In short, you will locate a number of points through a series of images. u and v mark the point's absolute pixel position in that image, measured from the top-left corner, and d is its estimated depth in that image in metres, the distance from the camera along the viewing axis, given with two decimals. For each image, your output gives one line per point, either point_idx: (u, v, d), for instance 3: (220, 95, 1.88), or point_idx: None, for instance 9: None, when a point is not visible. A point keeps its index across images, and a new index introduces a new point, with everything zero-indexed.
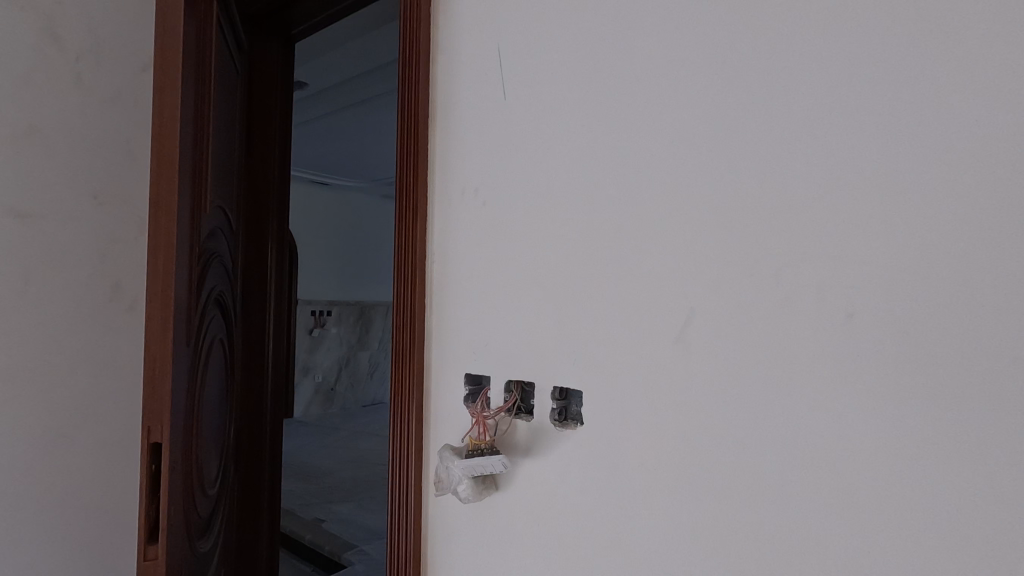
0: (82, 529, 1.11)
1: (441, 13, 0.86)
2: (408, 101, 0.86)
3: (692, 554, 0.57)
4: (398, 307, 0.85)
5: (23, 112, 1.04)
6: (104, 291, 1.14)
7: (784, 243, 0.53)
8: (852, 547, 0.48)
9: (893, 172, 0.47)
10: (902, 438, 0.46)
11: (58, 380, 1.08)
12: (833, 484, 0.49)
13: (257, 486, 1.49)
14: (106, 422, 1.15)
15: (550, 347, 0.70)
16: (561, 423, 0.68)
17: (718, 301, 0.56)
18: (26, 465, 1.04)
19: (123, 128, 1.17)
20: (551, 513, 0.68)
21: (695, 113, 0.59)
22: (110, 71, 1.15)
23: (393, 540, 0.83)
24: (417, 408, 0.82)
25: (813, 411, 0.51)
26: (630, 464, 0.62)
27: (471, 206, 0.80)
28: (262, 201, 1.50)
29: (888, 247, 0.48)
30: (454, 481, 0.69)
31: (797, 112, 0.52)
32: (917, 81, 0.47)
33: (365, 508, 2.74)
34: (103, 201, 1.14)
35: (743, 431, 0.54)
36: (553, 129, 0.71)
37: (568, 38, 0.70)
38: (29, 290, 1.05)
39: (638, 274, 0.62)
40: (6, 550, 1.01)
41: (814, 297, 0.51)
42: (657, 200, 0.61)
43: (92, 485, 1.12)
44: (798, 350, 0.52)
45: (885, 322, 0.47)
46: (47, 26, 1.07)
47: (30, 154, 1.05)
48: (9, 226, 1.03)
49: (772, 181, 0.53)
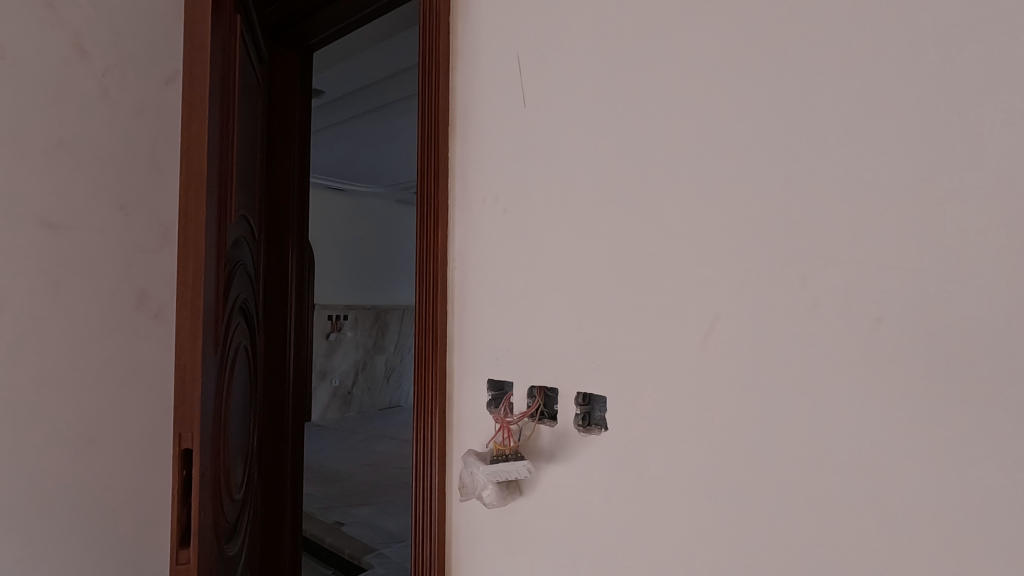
0: (113, 534, 1.13)
1: (460, 22, 0.87)
2: (428, 109, 0.87)
3: (720, 560, 0.57)
4: (421, 312, 0.86)
5: (52, 127, 1.07)
6: (131, 299, 1.17)
7: (812, 248, 0.52)
8: (881, 552, 0.48)
9: (920, 177, 0.47)
10: (934, 443, 0.46)
11: (89, 388, 1.11)
12: (864, 491, 0.49)
13: (281, 490, 1.51)
14: (134, 428, 1.17)
15: (571, 352, 0.70)
16: (585, 428, 0.68)
17: (744, 305, 0.56)
18: (58, 469, 1.07)
19: (148, 140, 1.19)
20: (575, 518, 0.68)
21: (720, 117, 0.59)
22: (135, 84, 1.18)
23: (419, 544, 0.83)
24: (440, 413, 0.82)
25: (842, 416, 0.50)
26: (655, 470, 0.62)
27: (492, 214, 0.80)
28: (284, 209, 1.52)
29: (916, 250, 0.47)
30: (479, 487, 0.70)
31: (822, 115, 0.52)
32: (943, 85, 0.46)
33: (385, 510, 2.76)
34: (130, 211, 1.17)
35: (770, 435, 0.54)
36: (573, 136, 0.71)
37: (586, 44, 0.71)
38: (60, 300, 1.07)
39: (662, 280, 0.62)
40: (40, 551, 1.04)
41: (841, 301, 0.51)
42: (678, 205, 0.61)
43: (122, 489, 1.15)
44: (827, 356, 0.51)
45: (912, 328, 0.47)
46: (76, 42, 1.10)
47: (61, 167, 1.08)
48: (41, 238, 1.05)
49: (796, 184, 0.53)
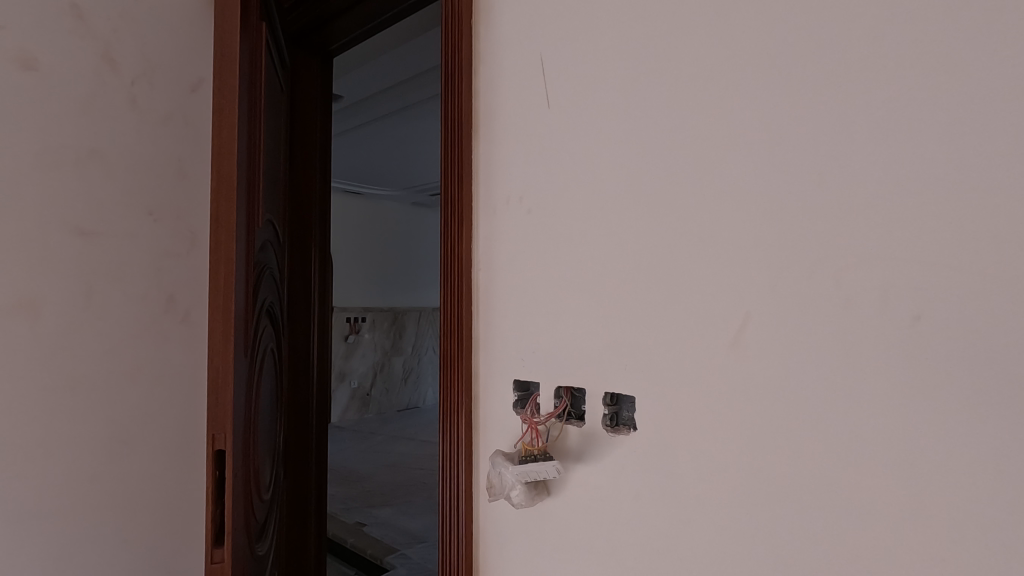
0: (144, 534, 1.16)
1: (482, 24, 0.87)
2: (452, 112, 0.88)
3: (754, 560, 0.56)
4: (446, 314, 0.87)
5: (83, 136, 1.09)
6: (160, 304, 1.19)
7: (847, 245, 0.52)
8: (924, 553, 0.47)
9: (961, 172, 0.46)
10: (977, 443, 0.45)
11: (121, 390, 1.13)
12: (902, 490, 0.48)
13: (305, 490, 1.53)
14: (163, 429, 1.19)
15: (599, 353, 0.70)
16: (613, 428, 0.68)
17: (776, 302, 0.56)
18: (93, 470, 1.09)
19: (175, 147, 1.22)
20: (605, 518, 0.68)
21: (749, 114, 0.58)
22: (162, 93, 1.20)
23: (446, 543, 0.84)
24: (467, 414, 0.83)
25: (880, 412, 0.49)
26: (685, 470, 0.61)
27: (516, 215, 0.80)
28: (307, 214, 1.54)
29: (956, 246, 0.46)
30: (507, 487, 0.70)
31: (855, 112, 0.51)
32: (984, 78, 0.45)
33: (406, 511, 2.78)
34: (158, 217, 1.19)
35: (804, 435, 0.53)
36: (598, 136, 0.71)
37: (611, 43, 0.71)
38: (93, 305, 1.10)
39: (693, 279, 0.62)
40: (75, 548, 1.06)
41: (877, 298, 0.50)
42: (707, 202, 0.61)
43: (152, 491, 1.17)
44: (864, 354, 0.50)
45: (953, 326, 0.46)
46: (106, 53, 1.13)
47: (92, 175, 1.10)
48: (73, 245, 1.08)
49: (830, 179, 0.53)
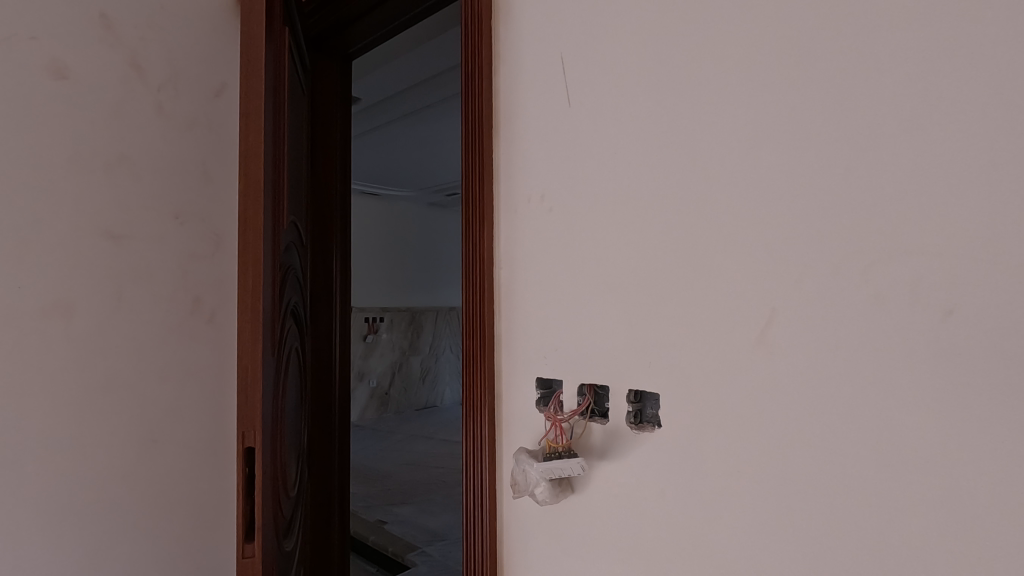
0: (173, 529, 1.18)
1: (501, 23, 0.88)
2: (473, 112, 0.89)
3: (784, 559, 0.56)
4: (468, 312, 0.88)
5: (112, 141, 1.12)
6: (186, 305, 1.22)
7: (874, 241, 0.51)
8: (957, 550, 0.46)
9: (991, 164, 0.45)
10: (1012, 439, 0.44)
11: (150, 389, 1.16)
12: (934, 487, 0.47)
13: (329, 487, 1.55)
14: (191, 428, 1.22)
15: (621, 351, 0.70)
16: (637, 426, 0.68)
17: (802, 299, 0.55)
18: (125, 466, 1.12)
19: (199, 152, 1.25)
20: (631, 516, 0.68)
21: (771, 109, 0.58)
22: (187, 98, 1.23)
23: (471, 539, 0.85)
24: (490, 410, 0.84)
25: (910, 409, 0.49)
26: (711, 469, 0.61)
27: (538, 214, 0.81)
28: (328, 216, 1.57)
29: (988, 239, 0.45)
30: (532, 484, 0.71)
31: (881, 105, 0.51)
32: (1012, 69, 0.45)
33: (426, 510, 2.79)
34: (184, 220, 1.22)
35: (831, 433, 0.53)
36: (619, 133, 0.71)
37: (630, 40, 0.71)
38: (123, 306, 1.13)
39: (718, 276, 0.61)
40: (109, 542, 1.09)
41: (907, 293, 0.49)
42: (731, 198, 0.61)
43: (181, 488, 1.20)
44: (893, 350, 0.50)
45: (984, 320, 0.45)
46: (133, 61, 1.15)
47: (121, 179, 1.13)
48: (103, 248, 1.11)
49: (857, 173, 0.52)
